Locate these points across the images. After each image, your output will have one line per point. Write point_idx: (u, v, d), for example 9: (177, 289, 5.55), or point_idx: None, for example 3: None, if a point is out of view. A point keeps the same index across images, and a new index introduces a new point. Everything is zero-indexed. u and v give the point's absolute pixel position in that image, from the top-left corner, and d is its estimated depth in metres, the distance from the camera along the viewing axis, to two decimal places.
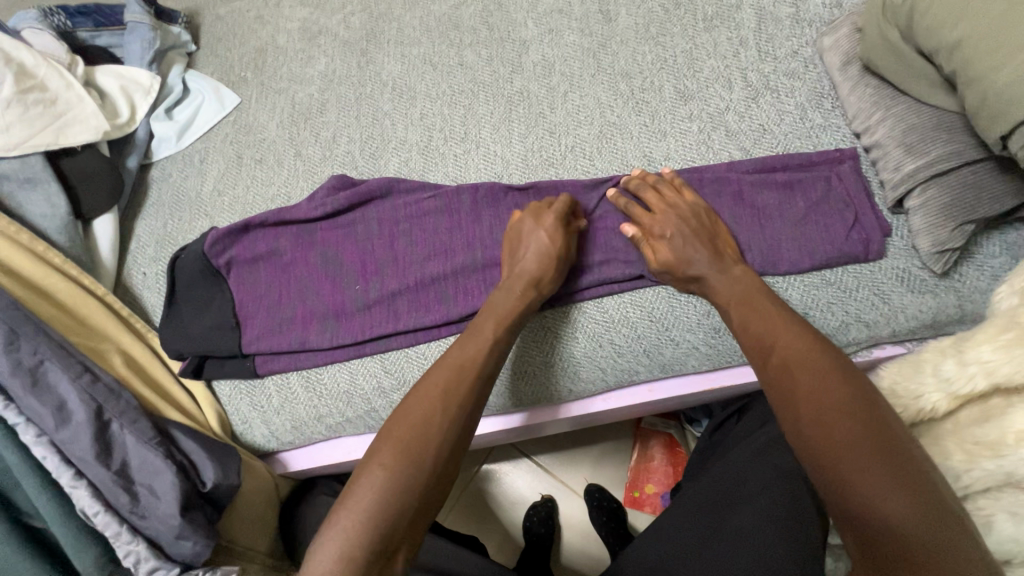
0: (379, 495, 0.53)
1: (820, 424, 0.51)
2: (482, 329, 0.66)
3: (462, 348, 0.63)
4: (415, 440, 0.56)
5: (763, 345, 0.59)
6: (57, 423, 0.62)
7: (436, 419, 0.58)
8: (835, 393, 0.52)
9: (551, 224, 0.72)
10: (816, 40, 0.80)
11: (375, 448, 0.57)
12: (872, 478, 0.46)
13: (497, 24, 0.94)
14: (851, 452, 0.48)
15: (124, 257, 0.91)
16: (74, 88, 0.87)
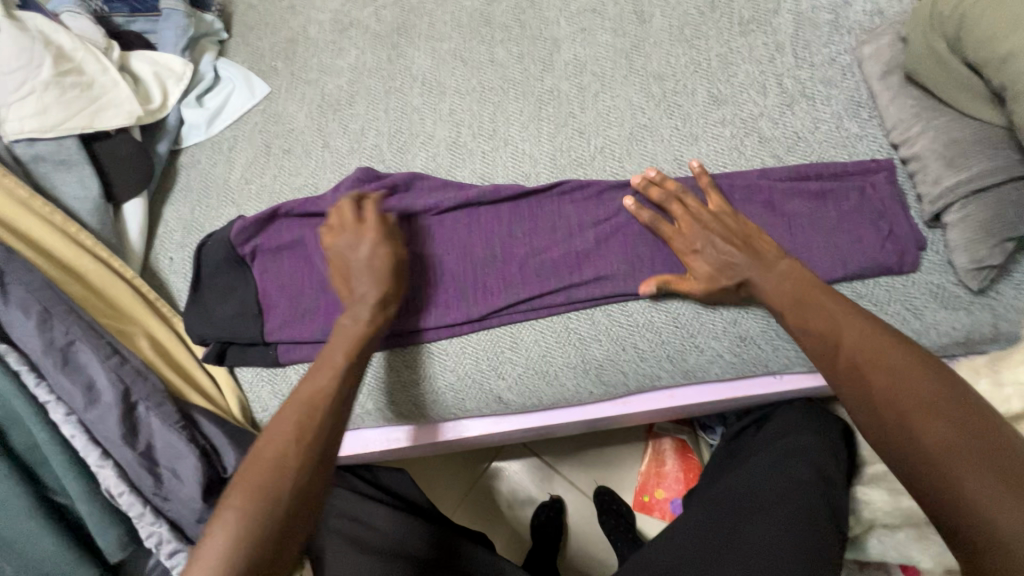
0: (243, 529, 0.51)
1: (918, 429, 0.49)
2: (328, 357, 0.65)
3: (314, 379, 0.62)
4: (259, 470, 0.55)
5: (827, 342, 0.58)
6: (86, 403, 0.64)
7: (277, 448, 0.56)
8: (912, 389, 0.51)
9: (374, 236, 0.71)
10: (856, 48, 0.79)
11: (230, 484, 0.54)
12: (965, 475, 0.45)
13: (529, 22, 0.93)
14: (959, 461, 0.46)
15: (152, 241, 0.92)
16: (109, 72, 0.88)
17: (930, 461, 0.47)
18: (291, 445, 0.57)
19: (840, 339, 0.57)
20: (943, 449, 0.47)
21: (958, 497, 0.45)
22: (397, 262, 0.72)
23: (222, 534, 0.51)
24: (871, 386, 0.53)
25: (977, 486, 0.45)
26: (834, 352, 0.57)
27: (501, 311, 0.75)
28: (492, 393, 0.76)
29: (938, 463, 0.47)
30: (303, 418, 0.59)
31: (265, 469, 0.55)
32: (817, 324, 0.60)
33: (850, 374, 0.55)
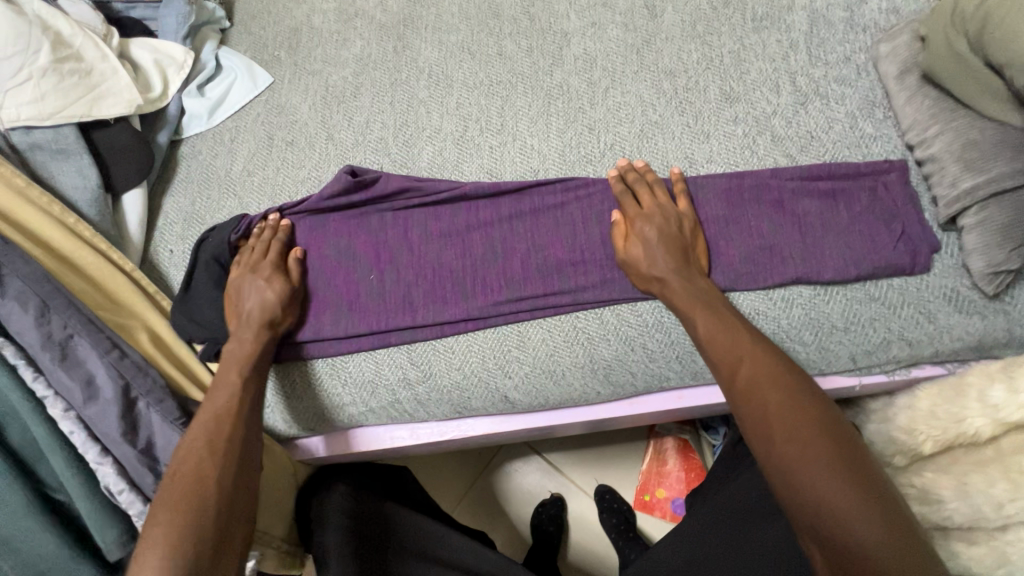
0: (174, 538, 0.54)
1: (789, 450, 0.52)
2: (224, 375, 0.68)
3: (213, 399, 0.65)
4: (191, 478, 0.58)
5: (731, 362, 0.60)
6: (85, 398, 0.62)
7: (191, 457, 0.59)
8: (786, 413, 0.54)
9: (267, 271, 0.75)
10: (871, 46, 0.78)
11: (161, 487, 0.58)
12: (846, 501, 0.49)
13: (538, 15, 0.92)
14: (820, 480, 0.50)
15: (151, 233, 0.90)
16: (109, 60, 0.86)
17: (795, 479, 0.51)
18: (211, 450, 0.60)
19: (742, 357, 0.60)
20: (794, 468, 0.52)
21: (820, 515, 0.50)
22: (288, 291, 0.75)
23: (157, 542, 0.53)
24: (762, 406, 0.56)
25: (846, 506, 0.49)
26: (733, 367, 0.59)
27: (507, 307, 0.74)
28: (498, 392, 0.75)
29: (801, 482, 0.51)
30: (215, 431, 0.62)
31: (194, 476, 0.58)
32: (713, 340, 0.62)
33: (738, 391, 0.58)
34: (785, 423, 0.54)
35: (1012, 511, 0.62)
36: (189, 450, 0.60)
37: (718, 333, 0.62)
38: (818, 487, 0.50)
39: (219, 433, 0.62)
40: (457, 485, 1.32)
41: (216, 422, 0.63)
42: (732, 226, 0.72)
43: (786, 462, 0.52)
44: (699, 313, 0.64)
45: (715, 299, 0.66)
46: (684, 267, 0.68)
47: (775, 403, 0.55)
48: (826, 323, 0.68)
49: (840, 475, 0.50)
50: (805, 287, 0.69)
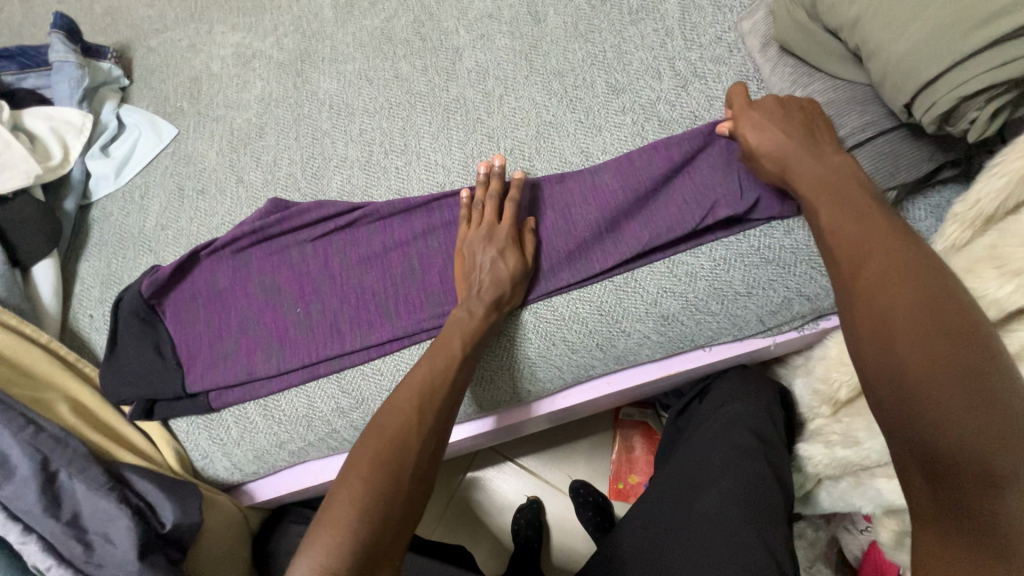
0: (354, 500, 0.54)
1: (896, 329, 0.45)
2: (447, 343, 0.67)
3: (430, 364, 0.66)
4: (385, 451, 0.58)
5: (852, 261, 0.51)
6: (0, 479, 0.61)
7: (394, 429, 0.59)
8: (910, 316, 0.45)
9: (503, 240, 0.72)
10: (737, 25, 0.82)
11: (349, 466, 0.57)
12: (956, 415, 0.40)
13: (429, 34, 0.94)
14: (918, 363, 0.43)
15: (69, 301, 0.88)
16: (1, 134, 0.85)
17: (895, 362, 0.44)
18: (416, 422, 0.61)
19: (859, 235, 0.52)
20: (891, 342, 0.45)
21: (918, 400, 0.42)
22: (520, 270, 0.71)
23: (347, 504, 0.54)
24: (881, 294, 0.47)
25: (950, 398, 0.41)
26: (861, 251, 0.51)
27: (427, 323, 0.75)
28: None
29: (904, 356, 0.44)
30: (423, 398, 0.63)
31: (385, 441, 0.58)
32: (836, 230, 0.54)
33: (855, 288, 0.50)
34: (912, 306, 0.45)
35: None
36: (387, 424, 0.60)
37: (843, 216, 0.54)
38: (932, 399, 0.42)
39: (432, 405, 0.62)
40: (434, 505, 1.31)
41: (426, 399, 0.63)
42: (631, 211, 0.74)
43: (882, 346, 0.45)
44: (822, 203, 0.57)
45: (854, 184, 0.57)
46: (813, 147, 0.62)
47: (902, 284, 0.46)
48: (729, 291, 0.71)
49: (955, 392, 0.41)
50: (704, 259, 0.72)
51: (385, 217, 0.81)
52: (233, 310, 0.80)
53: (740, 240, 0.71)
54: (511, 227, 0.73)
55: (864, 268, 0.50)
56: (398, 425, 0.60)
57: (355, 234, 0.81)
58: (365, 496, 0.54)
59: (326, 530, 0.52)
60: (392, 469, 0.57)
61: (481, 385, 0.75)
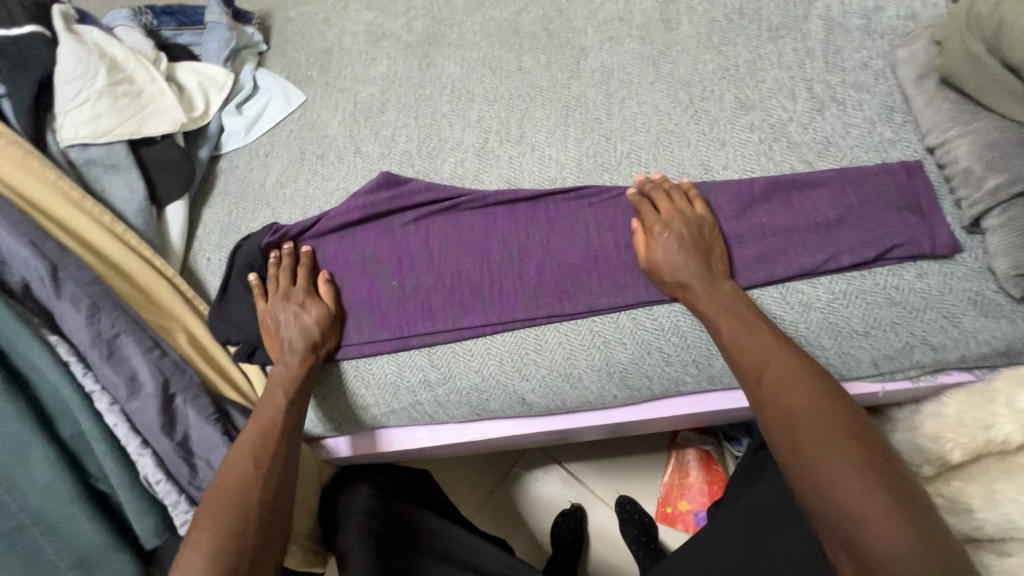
0: (222, 540, 0.60)
1: (815, 463, 0.55)
2: (270, 396, 0.71)
3: (264, 412, 0.70)
4: (228, 505, 0.62)
5: (760, 364, 0.63)
6: (128, 393, 0.67)
7: (236, 479, 0.64)
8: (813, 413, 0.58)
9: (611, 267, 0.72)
10: (888, 53, 0.78)
11: (202, 511, 0.62)
12: (873, 501, 0.52)
13: (556, 31, 0.95)
14: (868, 506, 0.52)
15: (192, 242, 0.95)
16: (157, 82, 0.92)
17: (819, 467, 0.55)
18: (246, 471, 0.65)
19: (772, 366, 0.62)
20: (830, 483, 0.54)
21: (835, 493, 0.53)
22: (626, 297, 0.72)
23: (195, 559, 0.58)
24: (790, 416, 0.59)
25: (874, 511, 0.52)
26: (759, 375, 0.62)
27: (518, 313, 0.76)
28: (518, 396, 0.77)
29: (835, 487, 0.54)
30: (256, 446, 0.67)
31: (223, 494, 0.63)
32: (736, 342, 0.64)
33: (766, 398, 0.61)
34: (817, 431, 0.57)
35: None
36: (228, 476, 0.64)
37: (747, 340, 0.64)
38: (849, 489, 0.53)
39: (267, 451, 0.67)
40: (476, 493, 1.31)
41: (258, 446, 0.67)
42: (745, 231, 0.73)
43: (812, 458, 0.56)
44: (720, 320, 0.66)
45: (738, 300, 0.67)
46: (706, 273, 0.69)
47: (798, 405, 0.59)
48: (845, 328, 0.67)
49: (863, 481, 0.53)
50: (822, 290, 0.68)
51: (491, 203, 0.82)
52: (335, 273, 0.84)
53: (863, 276, 0.68)
54: (715, 246, 0.71)
55: (775, 394, 0.60)
56: (233, 478, 0.64)
57: (458, 218, 0.83)
58: (213, 541, 0.59)
59: (186, 571, 0.58)
60: (235, 522, 0.61)
61: (565, 383, 0.75)
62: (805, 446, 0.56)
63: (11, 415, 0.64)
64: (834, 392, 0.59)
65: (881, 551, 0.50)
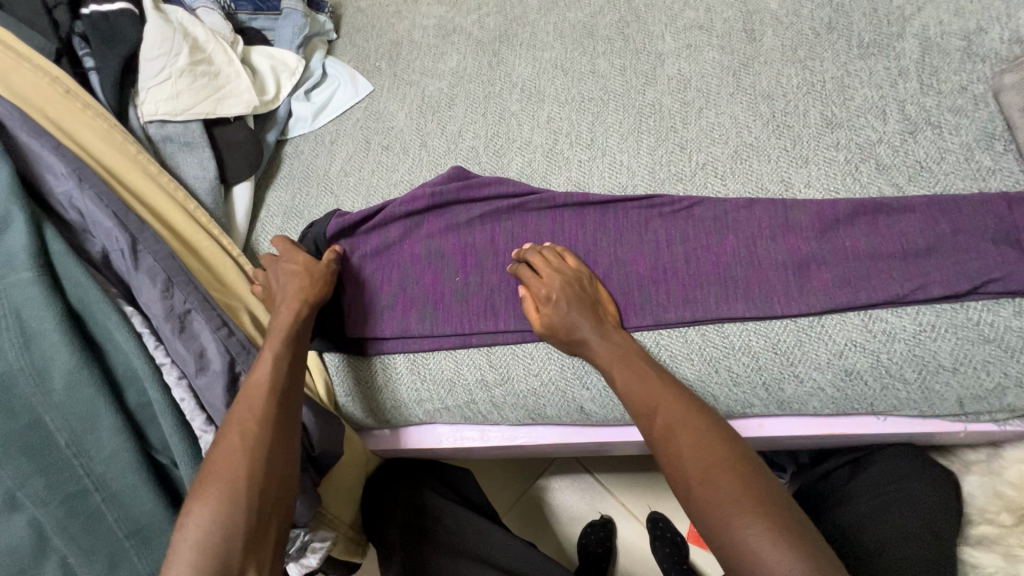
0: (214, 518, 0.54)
1: (704, 500, 0.54)
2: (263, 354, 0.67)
3: (253, 377, 0.65)
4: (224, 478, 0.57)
5: (647, 405, 0.63)
6: (197, 368, 0.68)
7: (230, 451, 0.58)
8: (693, 448, 0.58)
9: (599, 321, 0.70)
10: (990, 78, 0.75)
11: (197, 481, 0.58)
12: (757, 536, 0.50)
13: (633, 35, 0.93)
14: (756, 534, 0.50)
15: (255, 224, 0.96)
16: (234, 64, 0.94)
17: (708, 502, 0.54)
18: (238, 435, 0.60)
19: (655, 403, 0.63)
20: (719, 514, 0.52)
21: (728, 532, 0.51)
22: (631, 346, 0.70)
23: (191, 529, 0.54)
24: (672, 449, 0.59)
25: (759, 547, 0.49)
26: (650, 413, 0.63)
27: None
28: (575, 403, 0.75)
29: (730, 526, 0.51)
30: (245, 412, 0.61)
31: (217, 463, 0.58)
32: (625, 383, 0.66)
33: (657, 437, 0.61)
34: (697, 464, 0.56)
35: None
36: (219, 444, 0.59)
37: (628, 379, 0.66)
38: (732, 523, 0.51)
39: (256, 415, 0.61)
40: (505, 496, 1.28)
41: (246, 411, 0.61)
42: (826, 253, 0.70)
43: (702, 495, 0.54)
44: (616, 368, 0.67)
45: (628, 344, 0.70)
46: (598, 324, 0.70)
47: (674, 439, 0.59)
48: (931, 362, 0.64)
49: (747, 513, 0.51)
50: (908, 321, 0.65)
51: (559, 206, 0.81)
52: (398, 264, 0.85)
53: (955, 310, 0.65)
54: (598, 313, 0.71)
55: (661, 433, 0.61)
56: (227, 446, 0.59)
57: (523, 217, 0.83)
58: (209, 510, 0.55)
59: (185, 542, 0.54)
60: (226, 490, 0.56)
61: None
62: (690, 478, 0.56)
63: (85, 381, 0.65)
64: (698, 422, 0.60)
65: None
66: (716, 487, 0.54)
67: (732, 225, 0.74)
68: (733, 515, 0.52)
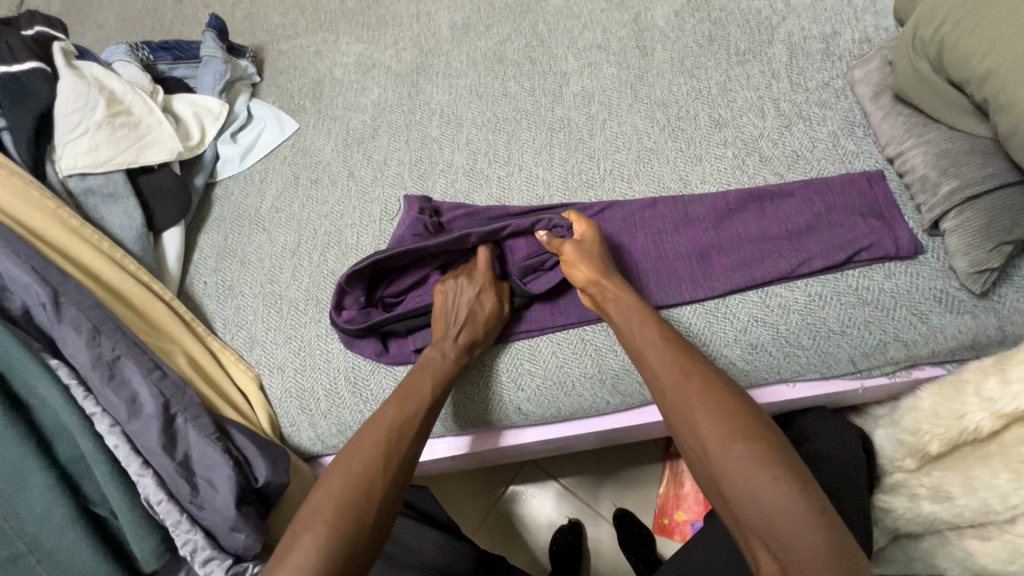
0: (336, 520, 0.61)
1: (733, 456, 0.57)
2: (421, 381, 0.73)
3: (400, 407, 0.71)
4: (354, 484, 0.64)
5: (679, 366, 0.65)
6: (129, 414, 0.68)
7: (364, 477, 0.65)
8: (722, 407, 0.60)
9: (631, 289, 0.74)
10: (846, 73, 0.85)
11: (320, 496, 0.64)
12: (783, 491, 0.53)
13: (539, 58, 1.00)
14: (777, 488, 0.53)
15: (188, 267, 0.97)
16: (155, 113, 0.95)
17: (740, 455, 0.56)
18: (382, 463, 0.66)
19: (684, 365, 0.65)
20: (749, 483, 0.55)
21: (755, 483, 0.55)
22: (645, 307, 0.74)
23: (312, 546, 0.59)
24: (706, 407, 0.61)
25: (781, 499, 0.53)
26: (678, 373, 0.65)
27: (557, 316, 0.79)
28: (513, 405, 0.78)
29: (759, 480, 0.55)
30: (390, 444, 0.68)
31: (352, 485, 0.64)
32: (655, 347, 0.67)
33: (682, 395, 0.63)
34: (729, 423, 0.59)
35: (1017, 502, 0.66)
36: (359, 462, 0.66)
37: (660, 346, 0.67)
38: (760, 478, 0.55)
39: (397, 451, 0.68)
40: (475, 512, 1.29)
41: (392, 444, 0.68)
42: (723, 241, 0.77)
43: (732, 450, 0.57)
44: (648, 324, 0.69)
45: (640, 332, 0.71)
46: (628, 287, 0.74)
47: (710, 399, 0.61)
48: (822, 328, 0.71)
49: (775, 471, 0.55)
50: (799, 293, 0.72)
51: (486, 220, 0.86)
52: (394, 300, 0.85)
53: (836, 279, 0.72)
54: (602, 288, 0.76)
55: (689, 391, 0.63)
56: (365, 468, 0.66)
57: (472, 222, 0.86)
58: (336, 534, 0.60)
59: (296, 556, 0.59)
60: (355, 519, 0.62)
61: (558, 392, 0.77)
62: (722, 432, 0.58)
63: (11, 439, 0.64)
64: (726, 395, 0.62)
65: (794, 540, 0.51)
66: (743, 444, 0.57)
67: (640, 222, 0.81)
68: (760, 471, 0.55)
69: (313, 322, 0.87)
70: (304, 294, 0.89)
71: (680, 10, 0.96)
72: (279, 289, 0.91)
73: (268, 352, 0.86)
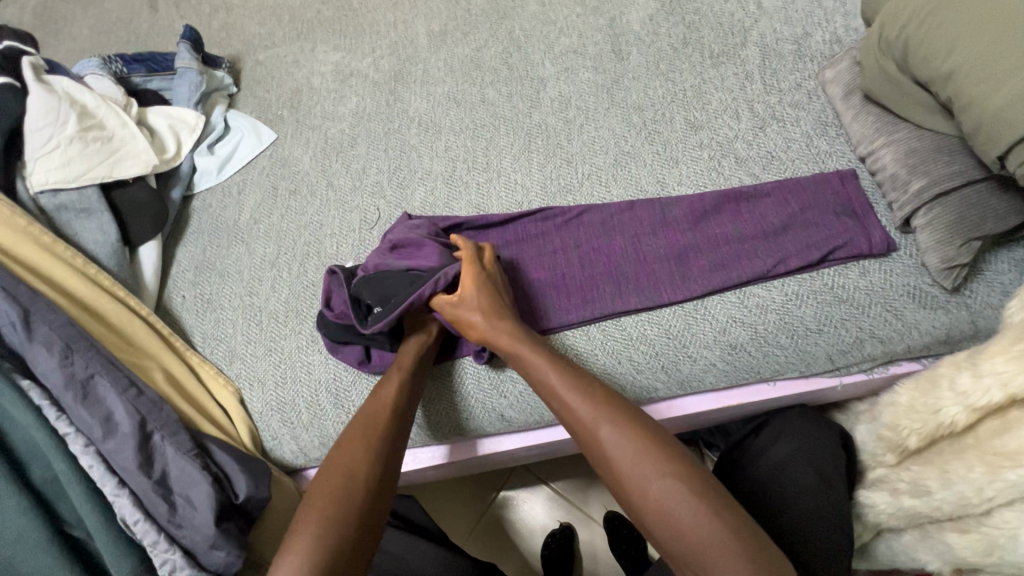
0: (330, 519, 0.60)
1: (631, 469, 0.58)
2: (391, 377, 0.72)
3: (377, 397, 0.71)
4: (338, 493, 0.62)
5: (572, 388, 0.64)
6: (104, 433, 0.67)
7: (352, 474, 0.64)
8: (616, 426, 0.60)
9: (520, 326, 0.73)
10: (818, 74, 0.86)
11: (304, 508, 0.61)
12: (681, 501, 0.55)
13: (516, 64, 1.00)
14: (674, 496, 0.55)
15: (166, 281, 0.96)
16: (129, 126, 0.94)
17: (636, 469, 0.58)
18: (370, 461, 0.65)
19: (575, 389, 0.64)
20: (667, 519, 0.55)
21: (654, 494, 0.56)
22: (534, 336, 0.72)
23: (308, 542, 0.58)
24: (600, 430, 0.61)
25: (679, 504, 0.55)
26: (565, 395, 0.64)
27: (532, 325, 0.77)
28: (497, 412, 0.78)
29: (655, 492, 0.56)
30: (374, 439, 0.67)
31: (335, 488, 0.62)
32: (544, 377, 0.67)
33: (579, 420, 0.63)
34: (623, 440, 0.59)
35: (992, 494, 0.65)
36: (342, 467, 0.64)
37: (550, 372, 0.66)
38: (657, 486, 0.56)
39: (381, 447, 0.67)
40: (466, 519, 1.28)
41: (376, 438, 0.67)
42: (700, 243, 0.77)
43: (630, 467, 0.58)
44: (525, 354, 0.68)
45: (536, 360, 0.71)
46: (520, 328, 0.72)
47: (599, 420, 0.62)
48: (800, 326, 0.72)
49: (671, 479, 0.56)
50: (775, 293, 0.73)
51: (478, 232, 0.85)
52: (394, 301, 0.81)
53: (812, 278, 0.73)
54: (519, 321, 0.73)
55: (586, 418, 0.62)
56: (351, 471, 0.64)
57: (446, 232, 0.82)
58: (333, 526, 0.59)
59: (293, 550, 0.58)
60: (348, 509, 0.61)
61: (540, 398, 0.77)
62: (615, 449, 0.59)
63: None
64: (625, 412, 0.62)
65: (701, 540, 0.53)
66: (636, 459, 0.58)
67: (619, 226, 0.81)
68: (656, 478, 0.57)
69: (293, 333, 0.86)
70: (285, 306, 0.88)
71: (654, 14, 0.97)
72: (258, 301, 0.90)
73: (248, 365, 0.85)
